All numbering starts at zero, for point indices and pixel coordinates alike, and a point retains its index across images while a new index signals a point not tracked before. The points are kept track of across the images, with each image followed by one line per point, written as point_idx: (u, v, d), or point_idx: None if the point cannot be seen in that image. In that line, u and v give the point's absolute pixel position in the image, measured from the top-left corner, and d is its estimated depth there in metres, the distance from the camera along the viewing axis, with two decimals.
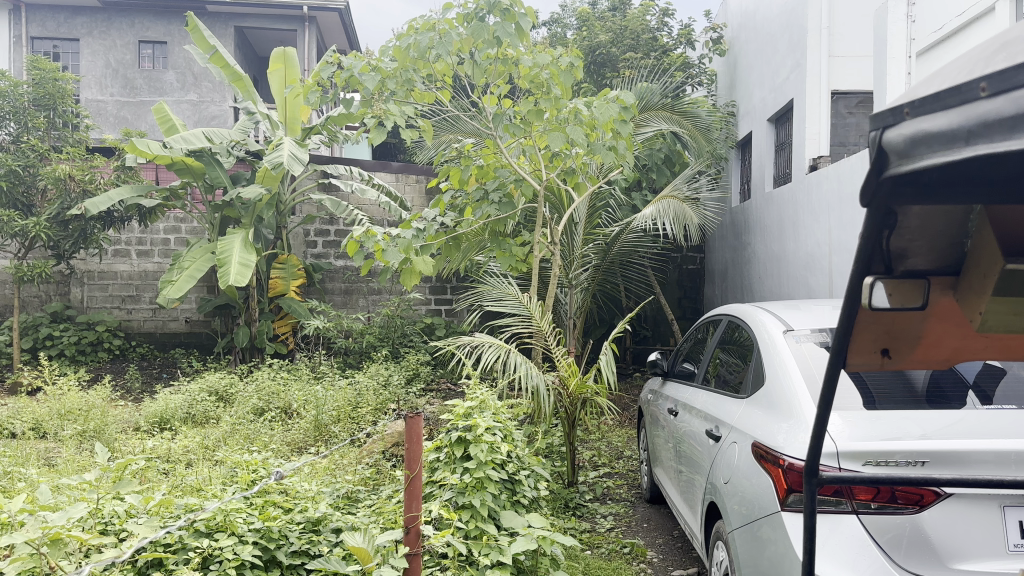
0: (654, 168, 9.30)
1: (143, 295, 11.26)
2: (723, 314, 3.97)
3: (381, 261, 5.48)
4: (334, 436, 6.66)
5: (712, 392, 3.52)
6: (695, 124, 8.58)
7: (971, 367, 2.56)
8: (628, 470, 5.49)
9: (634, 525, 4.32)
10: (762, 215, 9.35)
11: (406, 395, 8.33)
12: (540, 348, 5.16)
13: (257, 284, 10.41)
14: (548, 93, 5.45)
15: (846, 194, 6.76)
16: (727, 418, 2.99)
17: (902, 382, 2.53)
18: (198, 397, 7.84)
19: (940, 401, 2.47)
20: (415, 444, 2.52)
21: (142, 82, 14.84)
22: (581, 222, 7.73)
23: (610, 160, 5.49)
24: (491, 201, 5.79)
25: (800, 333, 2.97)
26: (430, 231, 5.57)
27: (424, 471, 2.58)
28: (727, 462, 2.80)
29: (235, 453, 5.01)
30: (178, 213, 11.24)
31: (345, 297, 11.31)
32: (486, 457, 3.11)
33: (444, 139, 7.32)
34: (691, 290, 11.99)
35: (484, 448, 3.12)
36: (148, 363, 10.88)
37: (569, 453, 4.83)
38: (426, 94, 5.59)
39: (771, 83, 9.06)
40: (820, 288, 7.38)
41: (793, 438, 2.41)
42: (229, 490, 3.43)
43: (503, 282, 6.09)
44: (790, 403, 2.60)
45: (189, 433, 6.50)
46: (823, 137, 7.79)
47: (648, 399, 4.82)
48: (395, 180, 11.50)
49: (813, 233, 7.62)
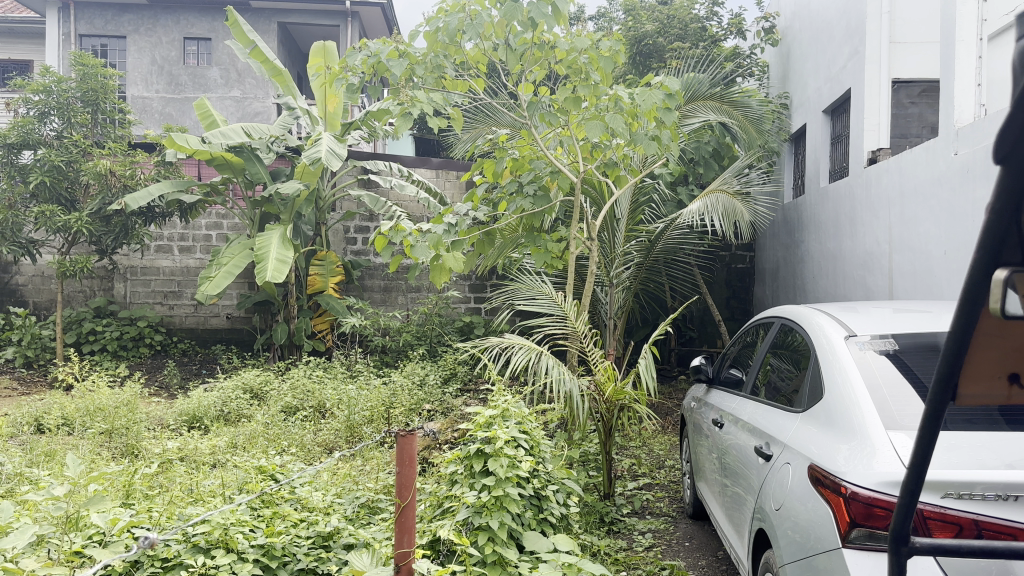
0: (702, 162, 8.94)
1: (185, 291, 11.20)
2: (775, 316, 3.62)
3: (410, 257, 5.21)
4: (365, 438, 6.44)
5: (762, 403, 3.18)
6: (746, 114, 8.16)
7: None
8: (669, 481, 5.17)
9: (675, 544, 4.01)
10: (816, 212, 8.89)
11: (442, 395, 8.09)
12: (576, 350, 4.86)
13: (296, 281, 10.30)
14: (587, 79, 5.13)
15: (908, 188, 6.31)
16: (779, 435, 2.65)
17: None
18: (232, 395, 7.72)
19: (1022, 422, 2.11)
20: (408, 468, 2.36)
21: (187, 79, 14.93)
22: (624, 217, 7.40)
23: (654, 150, 5.17)
24: (525, 195, 5.49)
25: (862, 340, 2.63)
26: (461, 225, 5.33)
27: (417, 498, 2.35)
28: (779, 485, 2.48)
29: (256, 457, 4.82)
30: (219, 209, 11.20)
31: (384, 295, 11.11)
32: (506, 473, 2.84)
33: (481, 130, 7.05)
34: (739, 289, 11.56)
35: (504, 463, 2.85)
36: (188, 359, 10.84)
37: (605, 463, 4.52)
38: (458, 82, 5.35)
39: (827, 72, 8.60)
40: (879, 289, 6.94)
41: (859, 463, 2.08)
42: (238, 502, 3.24)
43: (538, 280, 5.81)
44: (854, 422, 2.27)
45: (219, 432, 6.36)
46: (883, 128, 7.30)
47: (690, 407, 4.49)
48: (434, 176, 11.28)
49: (871, 230, 7.19)
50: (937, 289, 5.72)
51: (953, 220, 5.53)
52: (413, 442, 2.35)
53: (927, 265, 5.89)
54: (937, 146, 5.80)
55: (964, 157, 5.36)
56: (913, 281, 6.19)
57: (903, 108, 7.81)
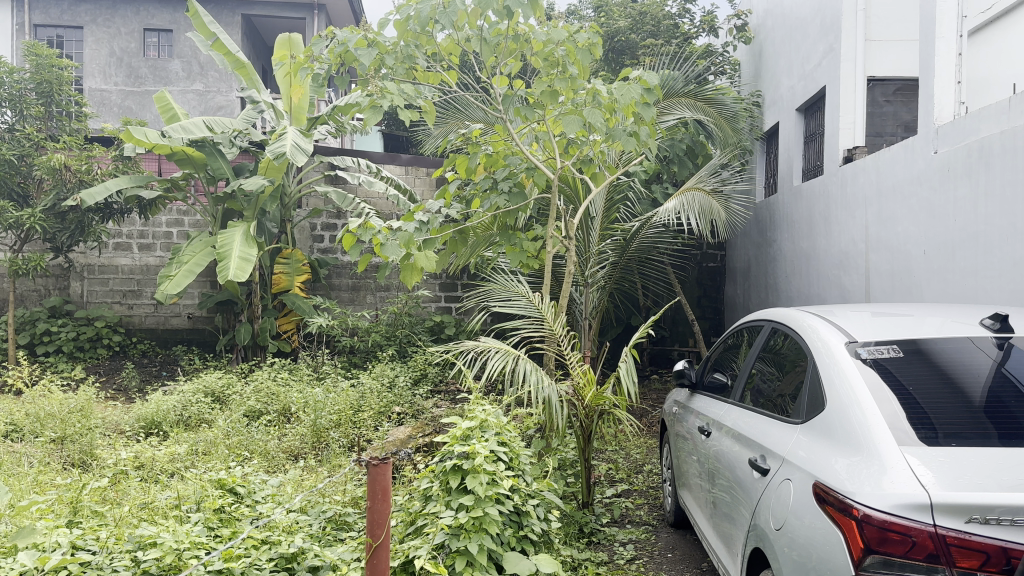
0: (676, 160, 8.82)
1: (145, 290, 10.82)
2: (763, 320, 3.46)
3: (380, 255, 4.97)
4: (332, 443, 6.21)
5: (752, 412, 3.02)
6: (720, 111, 8.05)
7: None
8: (648, 487, 5.03)
9: (657, 555, 3.86)
10: (789, 210, 8.82)
11: (412, 397, 7.88)
12: (553, 353, 4.69)
13: (260, 279, 10.01)
14: (564, 72, 4.94)
15: (886, 186, 6.23)
16: (777, 448, 2.49)
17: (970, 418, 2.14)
18: (193, 399, 7.42)
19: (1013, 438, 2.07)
20: (380, 502, 2.19)
21: (147, 71, 14.61)
22: (599, 215, 7.26)
23: (633, 147, 5.00)
24: (500, 192, 5.30)
25: (862, 347, 2.49)
26: (433, 223, 5.14)
27: (390, 533, 2.20)
28: (778, 502, 2.32)
29: (216, 467, 4.57)
30: (180, 205, 10.83)
31: (352, 294, 10.85)
32: (486, 491, 2.65)
33: (452, 126, 6.85)
34: (711, 289, 11.50)
35: (484, 481, 2.66)
36: (148, 361, 10.48)
37: (583, 471, 4.36)
38: (430, 74, 5.14)
39: (801, 70, 8.52)
40: (855, 289, 6.86)
41: (871, 482, 1.92)
42: (193, 523, 3.00)
43: (513, 280, 5.64)
44: (862, 437, 2.11)
45: (180, 439, 6.08)
46: (858, 127, 7.24)
47: (672, 413, 4.34)
48: (404, 173, 11.03)
49: (847, 229, 7.11)
50: (916, 289, 5.64)
51: (932, 219, 5.44)
52: (387, 471, 2.17)
53: (907, 265, 5.80)
54: (915, 144, 5.68)
55: (944, 156, 5.25)
56: (890, 281, 6.12)
57: (878, 106, 7.79)
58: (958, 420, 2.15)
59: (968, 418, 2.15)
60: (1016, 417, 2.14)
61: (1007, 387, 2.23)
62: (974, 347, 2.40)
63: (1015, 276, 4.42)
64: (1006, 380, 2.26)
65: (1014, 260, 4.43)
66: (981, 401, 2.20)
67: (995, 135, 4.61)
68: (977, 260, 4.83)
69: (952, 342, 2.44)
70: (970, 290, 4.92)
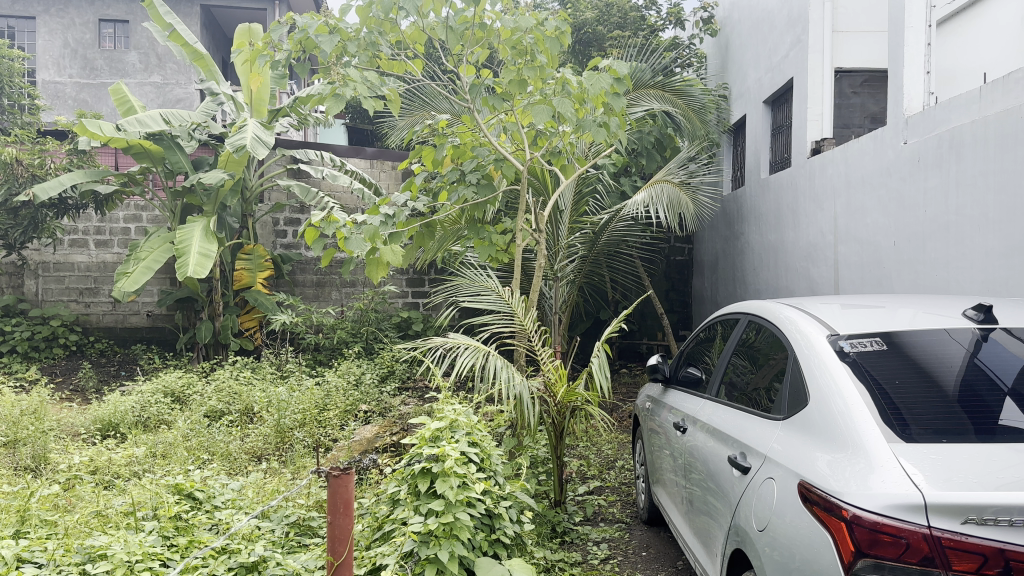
0: (644, 153, 8.76)
1: (102, 288, 10.51)
2: (739, 313, 3.38)
3: (344, 250, 4.82)
4: (297, 443, 6.05)
5: (729, 407, 2.94)
6: (689, 103, 8.01)
7: (1009, 372, 2.19)
8: (620, 483, 4.96)
9: (632, 554, 3.77)
10: (757, 203, 8.81)
11: (380, 394, 7.73)
12: (523, 349, 4.59)
13: (221, 276, 9.77)
14: (533, 60, 4.82)
15: (855, 178, 6.22)
16: (758, 445, 2.41)
17: (949, 412, 2.08)
18: (152, 399, 7.21)
19: (993, 432, 2.01)
20: (342, 517, 2.16)
21: (103, 63, 14.35)
22: (568, 208, 7.17)
23: (603, 138, 4.92)
24: (468, 183, 5.17)
25: (845, 340, 2.41)
26: (399, 217, 4.99)
27: (352, 548, 2.18)
28: (760, 502, 2.24)
29: (173, 472, 4.39)
30: (138, 201, 10.53)
31: (316, 290, 10.64)
32: (457, 495, 2.52)
33: (418, 118, 6.72)
34: (678, 282, 11.49)
35: (455, 485, 2.53)
36: (106, 360, 10.19)
37: (555, 469, 4.26)
38: (394, 62, 5.00)
39: (767, 62, 8.51)
40: (824, 280, 6.86)
41: (859, 482, 1.84)
42: (146, 532, 2.83)
43: (481, 274, 5.51)
44: (847, 435, 2.04)
45: (137, 441, 5.87)
46: (826, 118, 7.20)
47: (645, 408, 4.26)
48: (369, 166, 10.85)
49: (815, 222, 7.10)
50: (886, 281, 5.63)
51: (901, 210, 5.42)
52: (349, 483, 2.15)
53: (877, 256, 5.79)
54: (885, 136, 5.66)
55: (913, 146, 5.23)
56: (860, 273, 6.11)
57: (845, 97, 7.85)
58: (933, 414, 2.08)
59: (944, 412, 2.09)
60: (991, 409, 2.08)
61: (981, 379, 2.18)
62: (948, 338, 2.34)
63: (987, 266, 4.41)
64: (981, 371, 2.21)
65: (986, 250, 4.42)
66: (958, 394, 2.15)
67: (966, 125, 4.60)
68: (948, 250, 4.81)
69: (928, 334, 2.37)
70: (940, 280, 4.91)
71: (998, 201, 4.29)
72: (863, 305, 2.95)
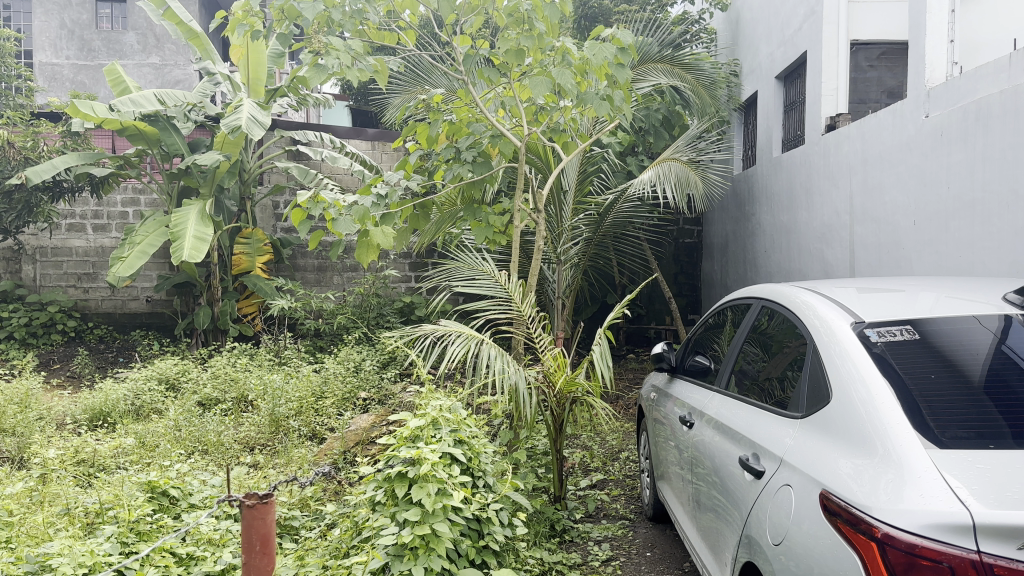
0: (651, 131, 8.47)
1: (101, 273, 10.30)
2: (752, 297, 3.11)
3: (333, 232, 4.60)
4: (292, 432, 5.85)
5: (740, 401, 2.69)
6: (698, 78, 7.73)
7: None
8: (626, 475, 4.73)
9: (635, 554, 3.54)
10: (768, 182, 8.51)
11: (380, 380, 7.51)
12: (522, 337, 4.35)
13: (220, 260, 9.55)
14: (531, 29, 4.55)
15: (872, 154, 5.93)
16: (772, 446, 2.16)
17: (988, 410, 1.83)
18: (145, 386, 7.00)
19: None
20: (261, 554, 1.98)
21: (100, 44, 14.46)
22: (572, 188, 6.93)
23: (606, 111, 4.65)
24: (463, 162, 4.87)
25: (871, 328, 2.14)
26: (392, 197, 4.74)
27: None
28: (774, 511, 1.99)
29: (154, 467, 4.18)
30: (136, 184, 10.30)
31: (318, 275, 10.40)
32: (436, 504, 2.35)
33: (414, 94, 6.47)
34: (687, 265, 11.22)
35: (432, 492, 2.36)
36: (105, 346, 10.01)
37: (555, 463, 4.03)
38: (385, 33, 4.77)
39: (779, 36, 8.19)
40: (839, 262, 6.58)
41: (892, 495, 1.60)
42: (104, 538, 2.63)
43: (478, 257, 5.26)
44: (874, 440, 1.78)
45: (125, 431, 5.67)
46: (842, 93, 6.92)
47: (650, 399, 4.00)
48: (370, 148, 10.59)
49: (830, 201, 6.80)
50: (906, 263, 5.37)
51: (922, 187, 5.13)
52: (268, 513, 1.99)
53: (896, 237, 5.51)
54: (905, 109, 5.36)
55: (936, 120, 4.93)
56: (877, 254, 5.83)
57: (861, 71, 7.53)
58: (963, 413, 1.83)
59: (976, 412, 1.84)
60: None
61: (1015, 372, 1.93)
62: (980, 326, 2.08)
63: (1016, 246, 4.13)
64: (1019, 361, 1.96)
65: (1015, 229, 4.14)
66: (993, 390, 1.90)
67: (995, 95, 4.30)
68: (974, 230, 4.53)
69: (960, 321, 2.11)
70: (964, 262, 4.63)
71: None
72: (883, 288, 2.69)
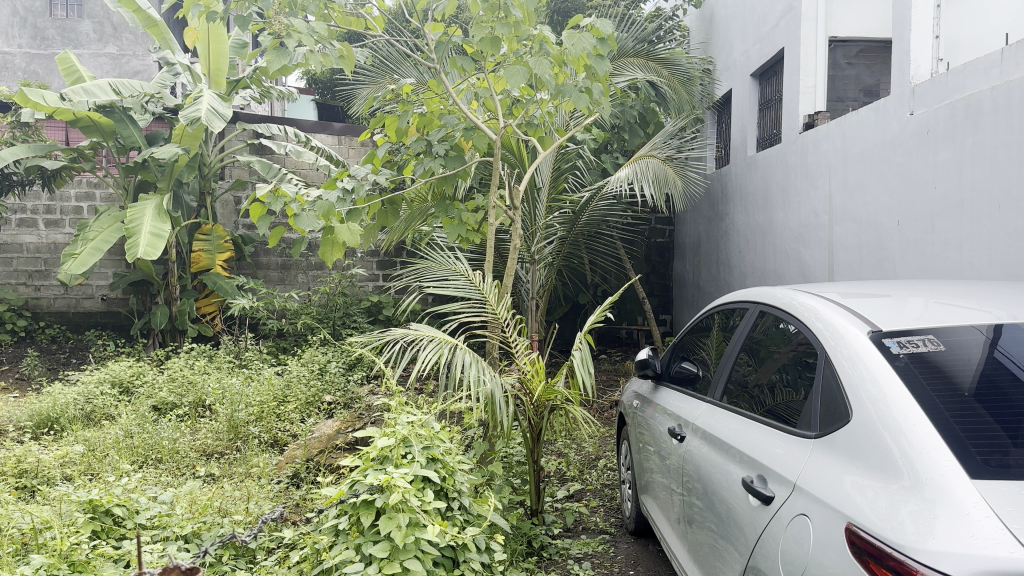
0: (626, 128, 8.30)
1: (53, 270, 9.86)
2: (745, 300, 2.90)
3: (295, 229, 4.36)
4: (253, 439, 5.56)
5: (736, 413, 2.49)
6: (675, 74, 7.65)
7: None
8: (604, 485, 4.53)
9: (617, 573, 3.34)
10: (743, 181, 8.38)
11: (345, 383, 7.22)
12: (496, 341, 4.13)
13: (178, 257, 9.19)
14: (507, 16, 4.30)
15: (852, 153, 5.80)
16: (783, 469, 1.96)
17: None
18: (97, 390, 6.65)
19: None
20: None
21: (54, 33, 14.02)
22: (546, 185, 6.72)
23: (586, 105, 4.44)
24: (434, 156, 4.61)
25: (892, 338, 1.95)
26: (359, 193, 4.46)
27: None
28: (787, 543, 1.80)
29: (99, 481, 3.87)
30: (91, 177, 9.87)
31: (282, 273, 10.06)
32: (406, 539, 2.19)
33: (382, 85, 6.23)
34: (659, 265, 11.09)
35: (401, 525, 2.20)
36: (56, 347, 9.58)
37: (532, 474, 3.81)
38: (352, 19, 4.54)
39: (755, 32, 8.06)
40: (818, 263, 6.46)
41: (936, 536, 1.42)
42: (30, 571, 2.35)
43: (450, 256, 5.01)
44: (907, 468, 1.59)
45: (73, 438, 5.33)
46: (820, 91, 6.76)
47: (632, 407, 3.80)
48: (337, 143, 10.28)
49: (808, 200, 6.67)
50: (889, 264, 5.25)
51: (906, 187, 5.00)
52: None
53: (878, 237, 5.39)
54: (888, 106, 5.22)
55: (921, 117, 4.80)
56: (857, 256, 5.71)
57: (839, 69, 7.42)
58: (1005, 435, 1.65)
59: (994, 427, 1.67)
60: None
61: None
62: (973, 327, 1.94)
63: (1007, 248, 4.00)
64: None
65: (1007, 230, 4.00)
66: (994, 400, 1.74)
67: (986, 92, 4.16)
68: (962, 230, 4.40)
69: (987, 330, 1.92)
70: (952, 264, 4.51)
71: None
72: (870, 289, 2.53)
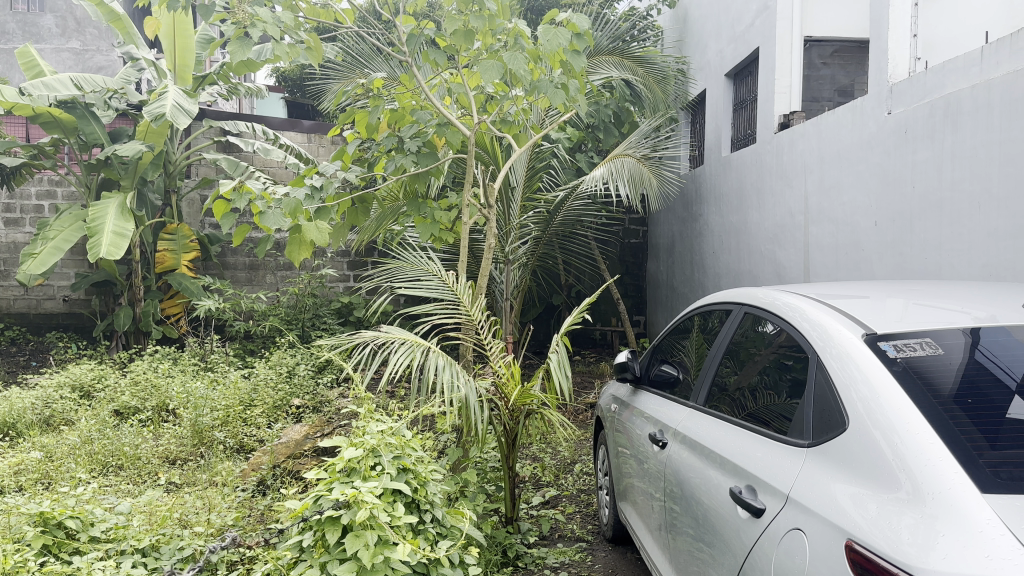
0: (601, 127, 8.22)
1: (12, 270, 9.56)
2: (728, 301, 2.80)
3: (260, 227, 4.20)
4: (217, 445, 5.38)
5: (720, 418, 2.39)
6: (649, 72, 7.58)
7: None
8: (580, 490, 4.43)
9: None
10: (717, 181, 8.33)
11: (314, 386, 7.06)
12: (471, 343, 4.01)
13: (142, 257, 8.95)
14: (481, 9, 4.19)
15: (828, 153, 5.76)
16: (775, 479, 1.86)
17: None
18: (56, 395, 6.42)
19: None
20: None
21: (15, 27, 13.67)
22: (520, 185, 6.63)
23: (561, 100, 4.35)
24: (406, 153, 4.49)
25: (889, 341, 1.85)
26: (328, 189, 4.26)
27: None
28: (780, 558, 1.70)
29: (53, 491, 3.69)
30: (51, 175, 9.57)
31: (250, 273, 9.85)
32: (374, 558, 2.08)
33: (352, 81, 6.09)
34: (633, 266, 11.04)
35: (368, 543, 2.08)
36: (16, 349, 9.28)
37: (507, 481, 3.70)
38: (322, 11, 4.41)
39: (730, 32, 8.01)
40: (793, 264, 6.41)
41: (946, 554, 1.32)
42: None
43: (422, 255, 4.88)
44: (911, 479, 1.50)
45: (29, 445, 5.12)
46: (795, 90, 6.71)
47: (609, 411, 3.70)
48: (306, 141, 10.09)
49: (783, 201, 6.62)
50: (866, 265, 5.20)
51: (883, 187, 4.96)
52: None
53: (854, 238, 5.34)
54: (865, 106, 5.18)
55: (899, 117, 4.75)
56: (833, 257, 5.67)
57: (815, 69, 7.39)
58: (1010, 445, 1.56)
59: (1000, 436, 1.58)
60: None
61: None
62: (972, 330, 1.85)
63: (988, 248, 3.95)
64: None
65: (987, 230, 3.96)
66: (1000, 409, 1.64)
67: (965, 91, 4.12)
68: (941, 230, 4.36)
69: (986, 333, 1.84)
70: (931, 264, 4.46)
71: (1003, 174, 3.82)
72: (852, 290, 2.45)
